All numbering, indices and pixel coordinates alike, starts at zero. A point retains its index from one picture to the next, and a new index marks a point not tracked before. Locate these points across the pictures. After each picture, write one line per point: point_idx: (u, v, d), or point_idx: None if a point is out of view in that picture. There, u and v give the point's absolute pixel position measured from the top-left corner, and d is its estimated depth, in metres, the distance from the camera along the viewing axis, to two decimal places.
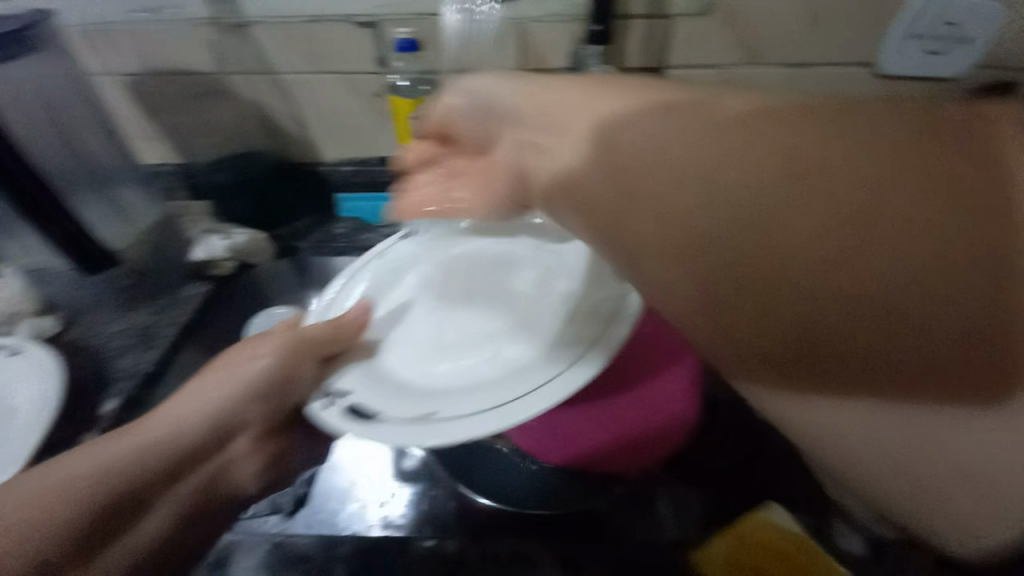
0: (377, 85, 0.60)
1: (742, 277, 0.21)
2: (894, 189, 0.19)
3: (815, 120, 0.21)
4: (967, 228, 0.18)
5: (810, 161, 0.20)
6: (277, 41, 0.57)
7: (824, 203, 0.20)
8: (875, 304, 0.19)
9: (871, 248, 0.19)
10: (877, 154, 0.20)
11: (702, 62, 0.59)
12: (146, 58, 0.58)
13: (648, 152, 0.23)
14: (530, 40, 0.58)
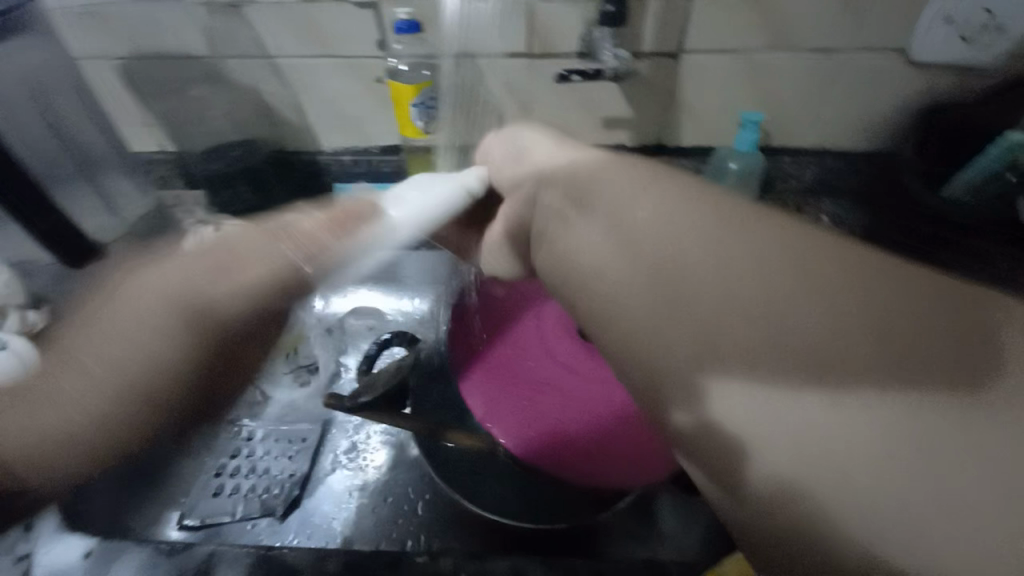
0: (377, 71, 0.57)
1: (615, 281, 0.30)
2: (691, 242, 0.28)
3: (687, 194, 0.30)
4: (764, 280, 0.25)
5: (659, 212, 0.30)
6: (272, 22, 0.54)
7: (664, 235, 0.29)
8: (674, 313, 0.27)
9: (682, 274, 0.27)
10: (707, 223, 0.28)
11: (722, 46, 0.55)
12: (137, 39, 0.56)
13: (578, 187, 0.34)
14: (538, 22, 0.54)
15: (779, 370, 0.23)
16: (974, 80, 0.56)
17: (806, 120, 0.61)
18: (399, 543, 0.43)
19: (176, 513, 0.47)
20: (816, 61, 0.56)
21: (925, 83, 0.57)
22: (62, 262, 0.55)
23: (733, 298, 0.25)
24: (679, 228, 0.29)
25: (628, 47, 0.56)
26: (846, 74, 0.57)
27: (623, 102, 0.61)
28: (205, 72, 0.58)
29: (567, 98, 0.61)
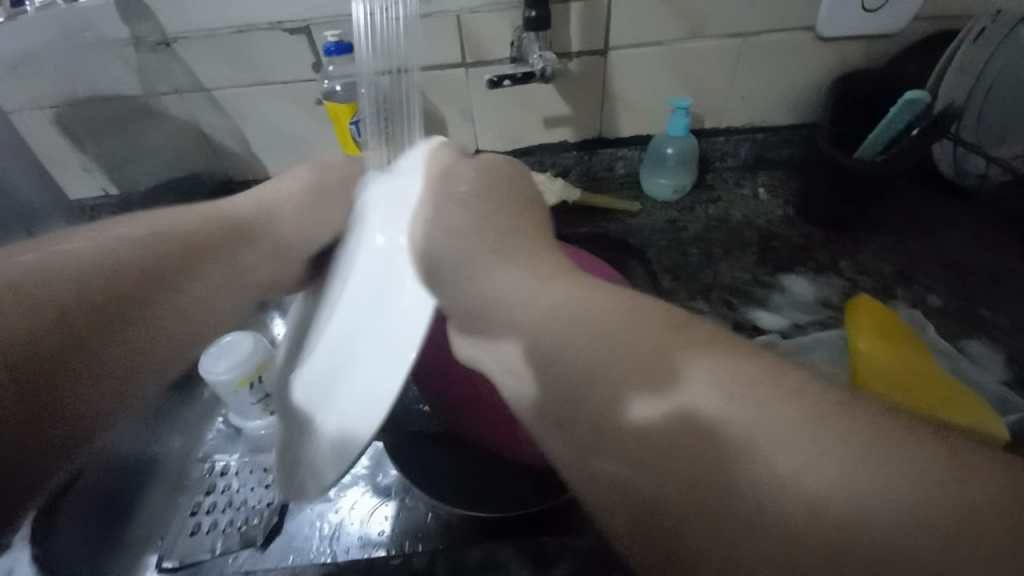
0: (316, 93, 0.58)
1: (528, 381, 0.29)
2: (581, 353, 0.27)
3: (574, 297, 0.29)
4: (660, 412, 0.24)
5: (547, 316, 0.29)
6: (204, 56, 0.55)
7: (551, 344, 0.28)
8: (574, 422, 0.27)
9: (576, 384, 0.27)
10: (591, 330, 0.27)
11: (645, 39, 0.58)
12: (66, 86, 0.56)
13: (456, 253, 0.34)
14: (467, 33, 0.56)
15: (677, 500, 0.23)
16: (880, 48, 0.60)
17: (734, 100, 0.64)
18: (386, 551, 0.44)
19: (156, 556, 0.47)
20: (733, 46, 0.60)
21: (837, 55, 0.61)
22: None
23: (633, 383, 0.25)
24: (575, 311, 0.28)
25: (558, 48, 0.58)
26: (762, 55, 0.61)
27: (560, 101, 0.63)
28: (142, 111, 0.58)
29: (506, 102, 0.62)
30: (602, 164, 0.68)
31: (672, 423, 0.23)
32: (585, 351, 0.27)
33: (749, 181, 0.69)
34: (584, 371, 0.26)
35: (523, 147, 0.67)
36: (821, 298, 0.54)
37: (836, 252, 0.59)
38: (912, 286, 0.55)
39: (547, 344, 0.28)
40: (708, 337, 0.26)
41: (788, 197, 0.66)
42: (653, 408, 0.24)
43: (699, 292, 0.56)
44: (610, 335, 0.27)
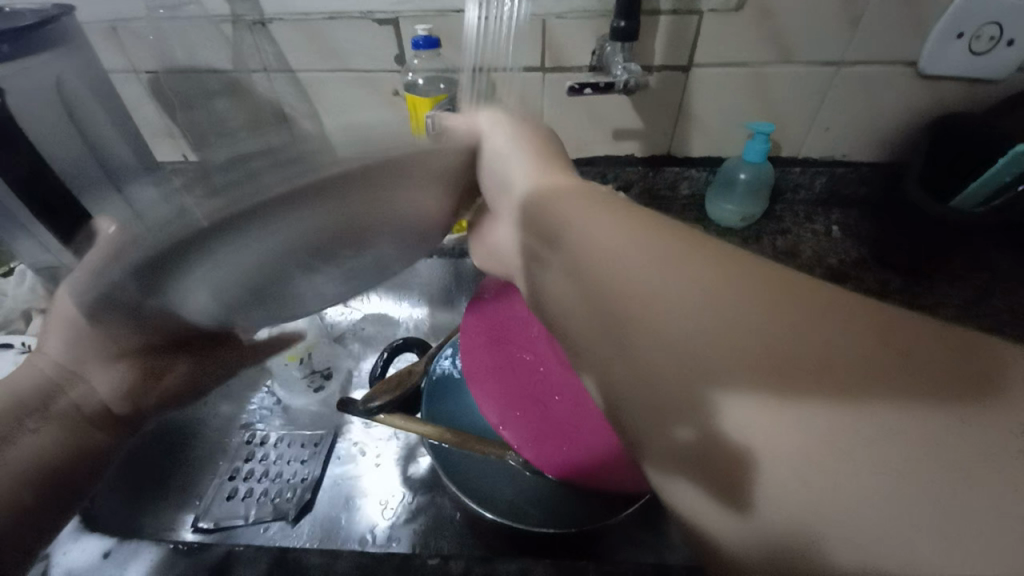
0: (394, 83, 0.59)
1: (617, 313, 0.26)
2: (695, 299, 0.24)
3: (697, 255, 0.25)
4: (748, 352, 0.22)
5: (650, 274, 0.25)
6: (294, 38, 0.56)
7: (654, 284, 0.25)
8: (655, 380, 0.24)
9: (669, 326, 0.24)
10: (705, 286, 0.24)
11: (732, 60, 0.56)
12: (165, 55, 0.58)
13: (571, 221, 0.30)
14: (551, 38, 0.56)
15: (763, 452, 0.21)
16: (986, 92, 0.56)
17: (815, 131, 0.62)
18: (411, 548, 0.43)
19: (190, 514, 0.48)
20: (824, 76, 0.57)
21: (937, 95, 0.57)
22: (87, 267, 0.52)
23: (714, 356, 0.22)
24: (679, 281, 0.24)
25: (640, 61, 0.57)
26: (855, 88, 0.58)
27: (632, 115, 0.62)
28: (229, 86, 0.61)
29: (577, 111, 0.62)
30: (667, 182, 0.66)
31: (730, 412, 0.22)
32: (699, 290, 0.24)
33: (820, 216, 0.65)
34: (676, 309, 0.24)
35: (587, 157, 0.66)
36: None
37: (916, 303, 0.55)
38: None
39: (656, 279, 0.25)
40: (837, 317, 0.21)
41: (862, 239, 0.62)
42: (729, 422, 0.22)
43: None
44: (736, 293, 0.23)
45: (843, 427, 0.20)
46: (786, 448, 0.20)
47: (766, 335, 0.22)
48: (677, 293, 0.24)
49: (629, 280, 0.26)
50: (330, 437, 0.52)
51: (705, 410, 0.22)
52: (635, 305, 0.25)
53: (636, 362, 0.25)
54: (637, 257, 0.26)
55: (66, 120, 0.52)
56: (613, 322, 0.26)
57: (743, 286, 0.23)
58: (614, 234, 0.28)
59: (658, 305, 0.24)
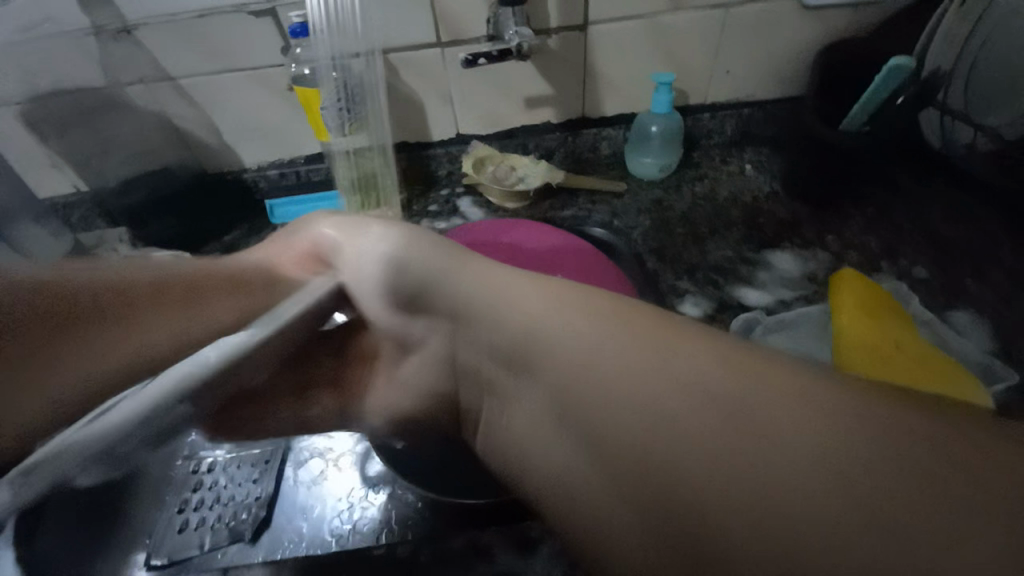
0: (287, 78, 0.56)
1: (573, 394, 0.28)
2: (630, 376, 0.27)
3: (635, 331, 0.29)
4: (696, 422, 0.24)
5: (594, 356, 0.29)
6: (166, 42, 0.52)
7: (598, 369, 0.28)
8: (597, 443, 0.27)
9: (614, 408, 0.27)
10: (638, 365, 0.27)
11: (625, 13, 0.57)
12: (25, 78, 0.53)
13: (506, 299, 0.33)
14: (441, 11, 0.54)
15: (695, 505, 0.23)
16: (864, 17, 0.59)
17: (717, 75, 0.63)
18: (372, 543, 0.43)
19: (142, 553, 0.46)
20: (714, 18, 0.58)
21: (821, 26, 0.59)
22: None
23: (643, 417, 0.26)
24: (609, 358, 0.28)
25: (535, 25, 0.56)
26: (746, 27, 0.59)
27: (539, 81, 0.61)
28: (106, 104, 0.56)
29: (484, 85, 0.61)
30: (587, 145, 0.67)
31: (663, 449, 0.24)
32: (638, 371, 0.27)
33: (735, 157, 0.67)
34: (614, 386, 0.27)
35: (504, 130, 0.65)
36: (809, 272, 0.52)
37: (826, 227, 0.58)
38: (899, 260, 0.54)
39: (591, 362, 0.28)
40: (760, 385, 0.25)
41: (774, 173, 0.65)
42: (643, 413, 0.26)
43: (684, 271, 0.54)
44: (668, 371, 0.26)
45: (758, 441, 0.23)
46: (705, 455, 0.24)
47: (696, 396, 0.25)
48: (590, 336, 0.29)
49: (556, 345, 0.30)
50: (281, 451, 0.51)
51: (650, 462, 0.24)
52: (559, 342, 0.30)
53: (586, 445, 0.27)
54: (550, 315, 0.31)
55: None
56: (564, 411, 0.29)
57: (669, 357, 0.27)
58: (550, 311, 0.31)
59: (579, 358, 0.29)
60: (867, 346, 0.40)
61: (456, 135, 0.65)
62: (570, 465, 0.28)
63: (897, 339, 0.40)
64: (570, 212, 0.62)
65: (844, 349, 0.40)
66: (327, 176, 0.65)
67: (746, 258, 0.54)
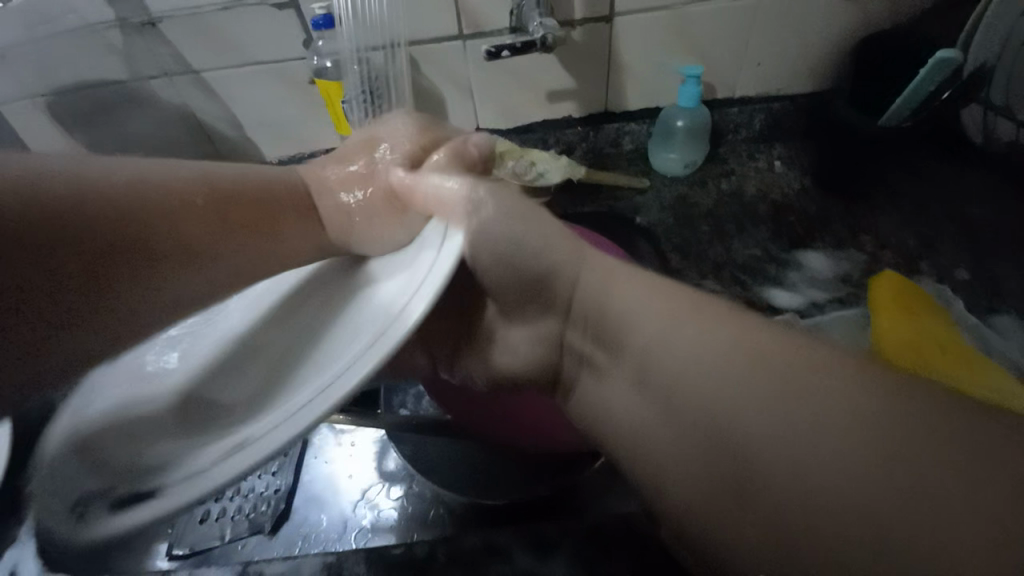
0: (307, 71, 0.56)
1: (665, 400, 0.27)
2: (741, 381, 0.25)
3: (758, 336, 0.26)
4: (824, 437, 0.22)
5: (697, 357, 0.26)
6: (189, 35, 0.52)
7: (710, 364, 0.26)
8: (693, 444, 0.25)
9: (720, 414, 0.25)
10: (754, 370, 0.25)
11: (651, 2, 0.55)
12: (53, 74, 0.54)
13: (603, 292, 0.31)
14: (461, 1, 0.53)
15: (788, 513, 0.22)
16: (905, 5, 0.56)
17: (745, 67, 0.61)
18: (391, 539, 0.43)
19: (164, 542, 0.46)
20: (745, 8, 0.56)
21: (859, 15, 0.57)
22: None
23: (753, 425, 0.24)
24: (716, 363, 0.26)
25: (558, 15, 0.55)
26: (778, 17, 0.57)
27: (561, 74, 0.60)
28: (132, 98, 0.56)
29: (505, 78, 0.60)
30: (609, 139, 0.65)
31: (779, 459, 0.23)
32: (754, 379, 0.24)
33: (763, 152, 0.65)
34: (719, 395, 0.25)
35: (525, 124, 0.64)
36: (841, 273, 0.50)
37: (858, 225, 0.55)
38: (938, 259, 0.51)
39: (699, 363, 0.26)
40: (901, 404, 0.22)
41: (805, 170, 0.62)
42: (755, 419, 0.24)
43: (709, 271, 0.52)
44: (789, 378, 0.24)
45: (885, 470, 0.21)
46: (818, 480, 0.22)
47: (827, 408, 0.23)
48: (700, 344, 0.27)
49: (662, 353, 0.28)
50: (299, 445, 0.51)
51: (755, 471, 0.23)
52: (654, 341, 0.28)
53: (695, 440, 0.25)
54: (675, 330, 0.28)
55: None
56: (669, 414, 0.27)
57: (795, 366, 0.24)
58: (656, 307, 0.29)
59: (693, 368, 0.26)
60: (914, 350, 0.37)
61: (476, 129, 0.65)
62: (671, 468, 0.26)
63: (942, 341, 0.38)
64: (591, 208, 0.61)
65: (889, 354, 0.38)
66: None
67: (774, 257, 0.52)
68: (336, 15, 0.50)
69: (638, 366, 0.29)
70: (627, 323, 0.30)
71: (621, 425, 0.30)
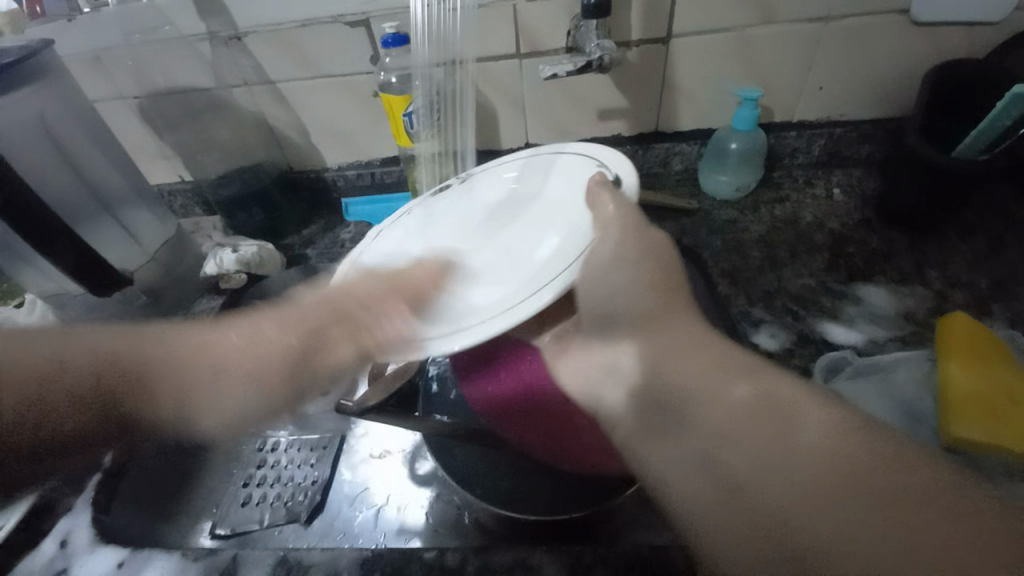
0: (372, 85, 0.59)
1: (712, 469, 0.27)
2: (774, 449, 0.26)
3: (786, 413, 0.27)
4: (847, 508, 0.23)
5: (725, 427, 0.28)
6: (270, 49, 0.57)
7: (726, 418, 0.28)
8: (728, 502, 0.26)
9: (756, 480, 0.25)
10: (788, 446, 0.26)
11: (712, 26, 0.54)
12: (149, 80, 0.59)
13: (688, 355, 0.32)
14: (523, 23, 0.55)
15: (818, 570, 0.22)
16: (986, 35, 0.53)
17: (806, 92, 0.59)
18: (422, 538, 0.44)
19: (208, 521, 0.49)
20: (811, 33, 0.54)
21: (934, 43, 0.54)
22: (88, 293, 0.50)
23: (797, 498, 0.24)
24: (747, 430, 0.27)
25: (617, 37, 0.56)
26: (845, 43, 0.55)
27: (614, 94, 0.60)
28: (211, 104, 0.61)
29: (557, 97, 0.61)
30: (658, 159, 0.65)
31: (825, 522, 0.23)
32: (785, 442, 0.26)
33: (821, 179, 0.63)
34: (777, 464, 0.25)
35: (574, 141, 0.65)
36: (902, 310, 0.48)
37: (923, 261, 0.52)
38: (1015, 303, 0.47)
39: (728, 415, 0.28)
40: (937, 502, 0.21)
41: (867, 199, 0.60)
42: (782, 488, 0.25)
43: (759, 298, 0.50)
44: (835, 459, 0.24)
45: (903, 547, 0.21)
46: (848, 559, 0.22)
47: (849, 487, 0.23)
48: (729, 405, 0.28)
49: (699, 407, 0.29)
50: (337, 440, 0.53)
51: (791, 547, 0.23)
52: (690, 392, 0.30)
53: (717, 483, 0.26)
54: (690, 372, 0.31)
55: (55, 152, 0.48)
56: (722, 482, 0.26)
57: (833, 452, 0.25)
58: (679, 365, 0.31)
59: (721, 423, 0.28)
60: (986, 407, 0.35)
61: (525, 144, 0.66)
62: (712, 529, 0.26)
63: (1019, 400, 0.35)
64: (635, 227, 0.61)
65: (960, 408, 0.35)
66: (400, 178, 0.68)
67: (830, 288, 0.50)
68: (412, 39, 0.52)
69: (680, 428, 0.29)
70: (671, 390, 0.31)
71: (655, 479, 0.29)
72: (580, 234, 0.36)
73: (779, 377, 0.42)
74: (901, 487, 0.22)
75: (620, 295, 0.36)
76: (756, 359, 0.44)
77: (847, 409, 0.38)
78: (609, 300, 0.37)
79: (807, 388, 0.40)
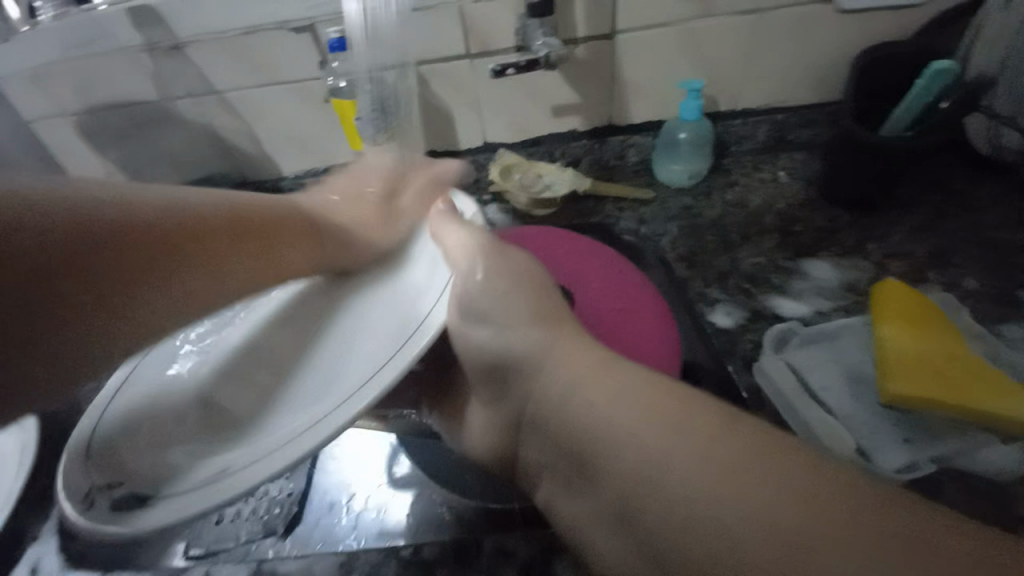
0: (324, 90, 0.59)
1: (614, 489, 0.29)
2: (677, 458, 0.27)
3: (704, 423, 0.28)
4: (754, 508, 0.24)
5: (634, 449, 0.28)
6: (215, 59, 0.56)
7: (653, 441, 0.28)
8: (626, 517, 0.28)
9: (659, 495, 0.27)
10: (712, 460, 0.26)
11: (654, 21, 0.57)
12: (88, 95, 0.57)
13: (592, 376, 0.32)
14: (471, 23, 0.55)
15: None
16: (905, 20, 0.57)
17: (748, 81, 0.62)
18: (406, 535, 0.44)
19: (181, 542, 0.46)
20: (747, 24, 0.57)
21: (860, 30, 0.58)
22: None
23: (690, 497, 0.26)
24: (655, 439, 0.28)
25: (565, 35, 0.57)
26: (779, 33, 0.58)
27: (567, 90, 0.62)
28: (156, 117, 0.59)
29: (512, 95, 0.62)
30: (615, 151, 0.66)
31: (698, 525, 0.25)
32: (691, 446, 0.27)
33: (768, 163, 0.66)
34: (665, 479, 0.27)
35: (531, 138, 0.66)
36: (846, 282, 0.50)
37: (863, 235, 0.55)
38: (946, 268, 0.51)
39: (639, 433, 0.28)
40: (834, 503, 0.23)
41: (812, 180, 0.63)
42: (677, 496, 0.26)
43: (715, 279, 0.52)
44: (735, 464, 0.26)
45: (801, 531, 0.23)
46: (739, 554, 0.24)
47: (755, 495, 0.24)
48: (647, 436, 0.28)
49: (607, 438, 0.29)
50: (314, 448, 0.52)
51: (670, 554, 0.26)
52: (603, 423, 0.30)
53: (618, 503, 0.29)
54: (621, 416, 0.30)
55: None
56: (621, 509, 0.29)
57: (733, 455, 0.26)
58: (595, 392, 0.31)
59: (622, 446, 0.29)
60: (919, 363, 0.37)
61: (484, 144, 0.66)
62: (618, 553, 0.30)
63: (948, 355, 0.38)
64: (596, 219, 0.62)
65: (898, 369, 0.37)
66: None
67: (780, 266, 0.53)
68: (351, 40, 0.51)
69: (593, 454, 0.30)
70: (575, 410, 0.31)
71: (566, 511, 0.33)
72: (479, 258, 0.39)
73: (736, 353, 0.44)
74: (809, 486, 0.24)
75: (521, 323, 0.36)
76: (715, 337, 0.46)
77: (795, 376, 0.41)
78: (506, 338, 0.36)
79: (759, 361, 0.43)
